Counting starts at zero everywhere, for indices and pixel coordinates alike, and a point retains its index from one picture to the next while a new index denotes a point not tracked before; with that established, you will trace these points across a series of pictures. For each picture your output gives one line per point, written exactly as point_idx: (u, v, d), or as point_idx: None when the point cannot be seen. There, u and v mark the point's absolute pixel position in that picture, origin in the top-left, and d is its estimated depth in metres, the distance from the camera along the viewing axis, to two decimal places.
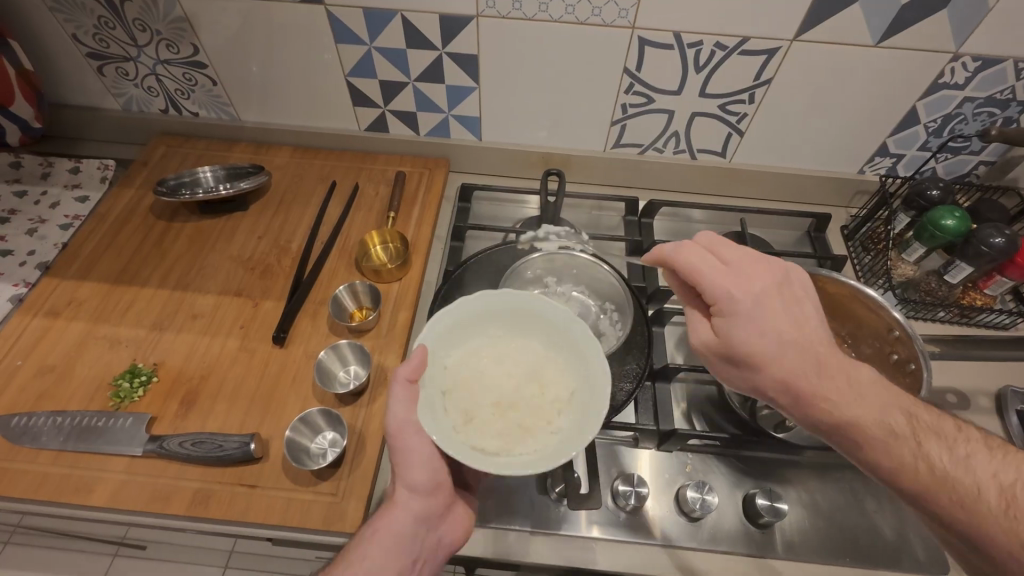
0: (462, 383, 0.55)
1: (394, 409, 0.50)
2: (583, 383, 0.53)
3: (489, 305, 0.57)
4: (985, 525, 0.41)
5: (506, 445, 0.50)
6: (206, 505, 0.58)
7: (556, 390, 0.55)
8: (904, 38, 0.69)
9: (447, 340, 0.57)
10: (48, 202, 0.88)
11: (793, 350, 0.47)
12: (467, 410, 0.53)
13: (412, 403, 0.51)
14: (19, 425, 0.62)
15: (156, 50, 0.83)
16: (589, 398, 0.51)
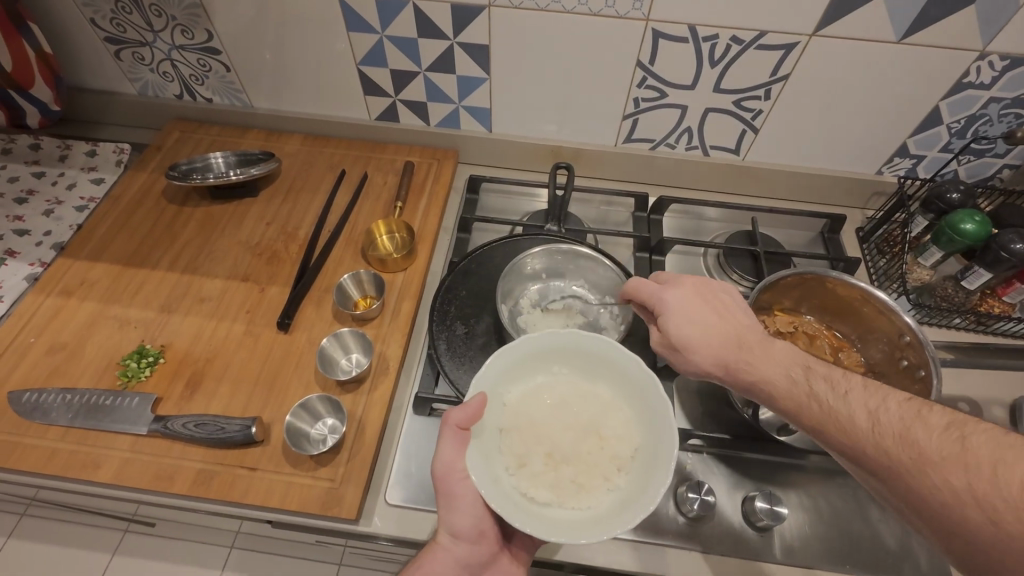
0: (522, 421, 0.58)
1: (443, 454, 0.51)
2: (647, 445, 0.54)
3: (556, 345, 0.59)
4: (963, 506, 0.37)
5: (559, 496, 0.52)
6: (208, 485, 0.59)
7: (615, 442, 0.56)
8: (929, 35, 0.67)
9: (509, 377, 0.59)
10: (65, 184, 0.89)
11: (732, 339, 0.54)
12: (523, 451, 0.55)
13: (461, 449, 0.52)
14: (31, 400, 0.64)
15: (171, 35, 0.84)
16: (650, 461, 0.52)
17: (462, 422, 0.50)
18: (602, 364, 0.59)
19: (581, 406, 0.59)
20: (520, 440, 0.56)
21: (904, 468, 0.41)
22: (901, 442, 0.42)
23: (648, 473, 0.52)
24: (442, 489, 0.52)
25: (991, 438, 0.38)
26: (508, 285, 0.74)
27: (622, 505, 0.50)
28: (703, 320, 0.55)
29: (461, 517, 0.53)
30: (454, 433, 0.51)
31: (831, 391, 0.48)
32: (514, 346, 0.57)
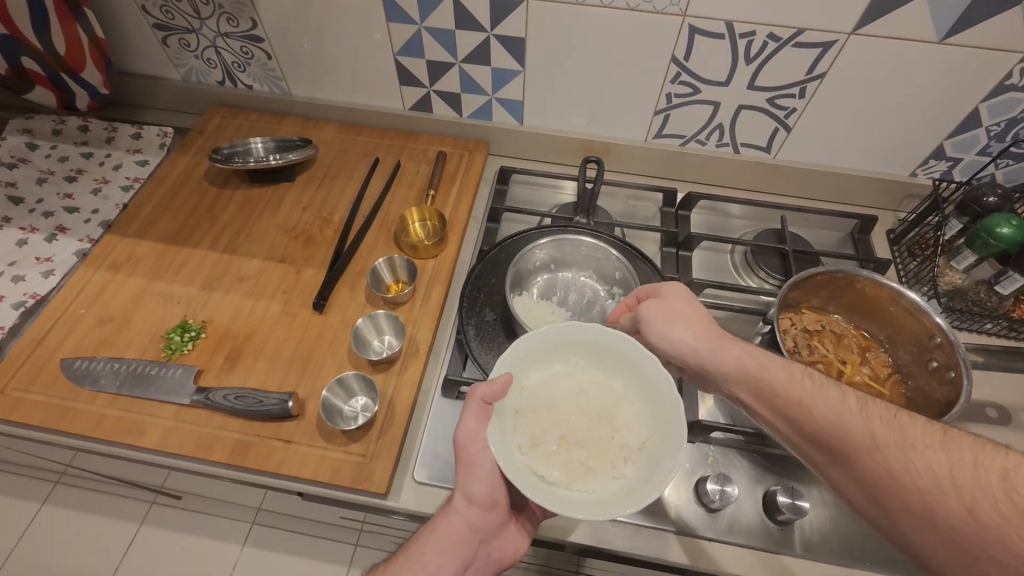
0: (536, 405, 0.58)
1: (465, 423, 0.53)
2: (657, 439, 0.54)
3: (575, 335, 0.60)
4: (942, 494, 0.39)
5: (567, 478, 0.53)
6: (246, 455, 0.62)
7: (625, 433, 0.56)
8: (972, 35, 0.66)
9: (527, 363, 0.60)
10: (111, 164, 0.93)
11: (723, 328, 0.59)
12: (538, 433, 0.56)
13: (481, 419, 0.53)
14: (81, 367, 0.67)
15: (217, 23, 0.87)
16: (657, 455, 0.52)
17: (486, 396, 0.52)
18: (618, 360, 0.60)
19: (595, 396, 0.59)
20: (533, 422, 0.57)
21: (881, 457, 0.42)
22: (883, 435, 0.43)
23: (654, 467, 0.51)
24: (461, 455, 0.55)
25: (974, 442, 0.40)
26: (519, 275, 0.77)
27: (626, 494, 0.50)
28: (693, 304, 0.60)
29: (477, 484, 0.55)
30: (478, 406, 0.52)
31: (810, 384, 0.49)
32: (535, 333, 0.58)
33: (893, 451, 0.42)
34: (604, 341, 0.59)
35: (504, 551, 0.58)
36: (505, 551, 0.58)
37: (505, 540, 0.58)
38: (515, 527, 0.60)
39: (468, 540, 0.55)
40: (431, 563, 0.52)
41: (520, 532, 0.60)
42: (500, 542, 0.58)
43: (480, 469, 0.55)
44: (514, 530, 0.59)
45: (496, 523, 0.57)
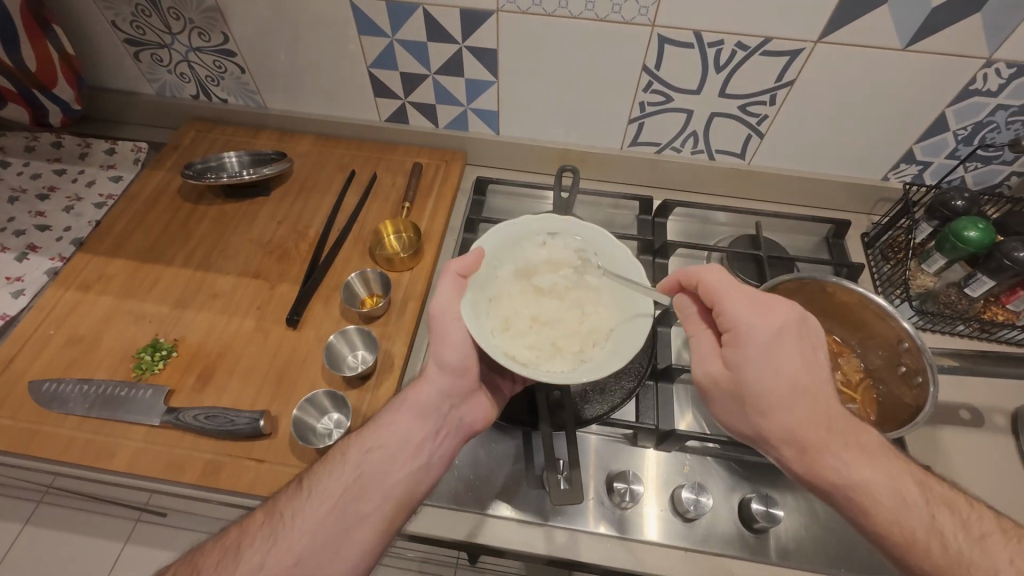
0: (512, 294, 0.63)
1: (439, 295, 0.59)
2: (622, 323, 0.60)
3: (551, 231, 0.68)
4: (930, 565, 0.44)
5: (536, 357, 0.58)
6: (217, 475, 0.61)
7: (596, 319, 0.62)
8: (935, 43, 0.67)
9: (505, 253, 0.66)
10: (84, 181, 0.92)
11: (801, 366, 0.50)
12: (511, 315, 0.61)
13: (455, 292, 0.59)
14: (50, 390, 0.66)
15: (189, 37, 0.86)
16: (622, 336, 0.58)
17: (461, 269, 0.59)
18: (593, 256, 0.66)
19: (570, 286, 0.65)
20: (508, 308, 0.62)
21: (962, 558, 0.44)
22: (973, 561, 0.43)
23: (620, 345, 0.57)
24: (435, 327, 0.59)
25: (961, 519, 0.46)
26: None
27: (592, 368, 0.55)
28: (797, 330, 0.51)
29: (449, 350, 0.58)
30: (453, 279, 0.59)
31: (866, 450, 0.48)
32: (513, 224, 0.67)
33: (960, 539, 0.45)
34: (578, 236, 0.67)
35: (475, 418, 0.61)
36: (476, 418, 0.61)
37: (472, 408, 0.61)
38: (485, 399, 0.63)
39: (438, 405, 0.58)
40: (403, 430, 0.56)
41: (490, 403, 0.63)
42: (471, 408, 0.61)
43: (453, 338, 0.58)
44: (484, 400, 0.63)
45: (466, 391, 0.60)
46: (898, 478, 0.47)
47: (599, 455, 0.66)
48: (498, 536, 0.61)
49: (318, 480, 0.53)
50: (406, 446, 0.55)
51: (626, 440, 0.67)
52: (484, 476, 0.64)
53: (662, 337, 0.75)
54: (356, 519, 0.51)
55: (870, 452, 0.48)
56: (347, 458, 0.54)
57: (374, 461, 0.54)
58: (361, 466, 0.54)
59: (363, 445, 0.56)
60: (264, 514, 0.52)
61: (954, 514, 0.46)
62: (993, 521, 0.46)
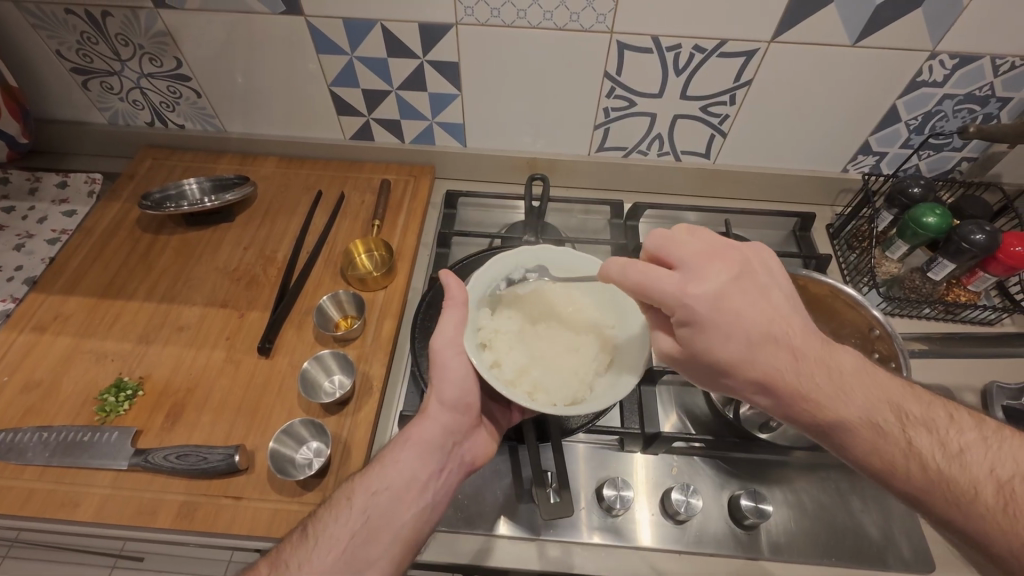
0: (507, 330, 0.63)
1: (444, 330, 0.57)
2: (621, 356, 0.61)
3: (547, 263, 0.67)
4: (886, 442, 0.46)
5: (533, 394, 0.58)
6: (192, 518, 0.58)
7: (594, 348, 0.63)
8: (881, 38, 0.70)
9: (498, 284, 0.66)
10: (35, 217, 0.88)
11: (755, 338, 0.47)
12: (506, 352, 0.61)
13: (458, 326, 0.57)
14: (5, 441, 0.63)
15: (139, 64, 0.83)
16: (622, 371, 0.58)
17: (462, 297, 0.58)
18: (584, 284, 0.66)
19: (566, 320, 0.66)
20: (502, 343, 0.62)
21: (943, 479, 0.44)
22: (952, 477, 0.43)
23: (622, 371, 0.58)
24: (435, 359, 0.58)
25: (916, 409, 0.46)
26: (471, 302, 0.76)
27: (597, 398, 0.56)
28: (737, 282, 0.47)
29: (449, 387, 0.57)
30: (457, 311, 0.58)
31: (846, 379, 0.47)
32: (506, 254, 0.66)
33: (938, 458, 0.44)
34: (568, 265, 0.66)
35: (477, 452, 0.59)
36: (476, 454, 0.59)
37: (473, 444, 0.59)
38: (485, 432, 0.61)
39: (443, 441, 0.56)
40: (408, 469, 0.54)
41: (489, 436, 0.61)
42: (471, 443, 0.59)
43: (452, 373, 0.57)
44: (483, 435, 0.61)
45: (468, 426, 0.59)
46: (874, 406, 0.46)
47: (588, 463, 0.65)
48: (492, 556, 0.60)
49: (325, 526, 0.51)
50: (412, 486, 0.54)
51: (613, 446, 0.67)
52: (472, 493, 0.63)
53: None
54: (366, 565, 0.50)
55: (842, 384, 0.47)
56: (353, 503, 0.53)
57: (382, 504, 0.53)
58: (369, 509, 0.52)
59: (368, 488, 0.54)
60: (269, 566, 0.49)
61: (932, 432, 0.45)
62: (975, 430, 0.46)
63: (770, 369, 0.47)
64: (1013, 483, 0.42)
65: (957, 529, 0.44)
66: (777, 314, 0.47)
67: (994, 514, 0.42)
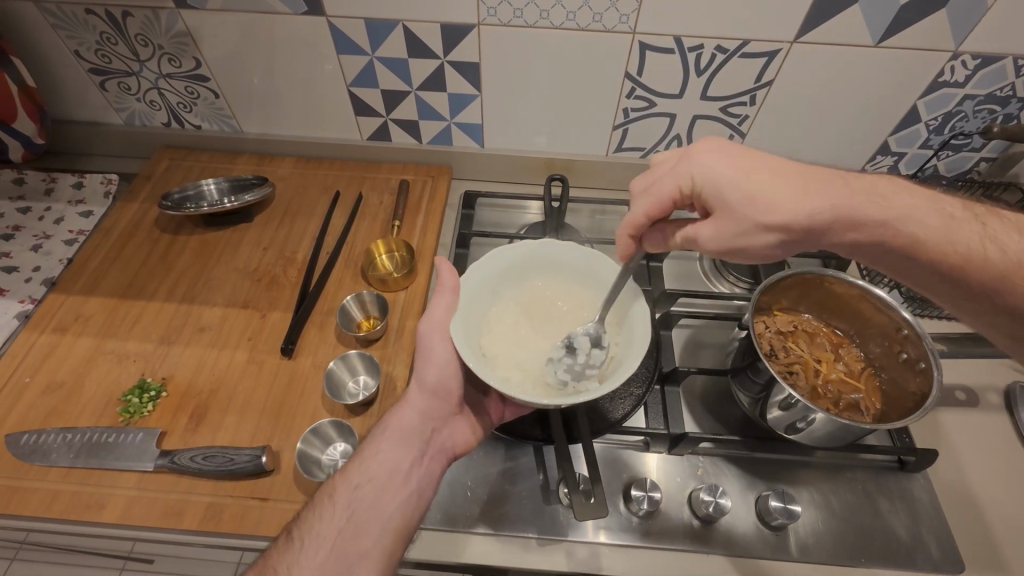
0: (505, 329, 0.65)
1: (432, 312, 0.61)
2: (619, 351, 0.59)
3: (553, 258, 0.66)
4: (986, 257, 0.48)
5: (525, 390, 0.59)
6: (219, 519, 0.58)
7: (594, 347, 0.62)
8: (904, 38, 0.70)
9: (501, 278, 0.66)
10: (52, 218, 0.88)
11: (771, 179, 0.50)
12: (503, 351, 0.62)
13: (449, 308, 0.60)
14: (29, 442, 0.62)
15: (158, 64, 0.83)
16: (616, 365, 0.57)
17: (453, 280, 0.61)
18: (588, 278, 0.65)
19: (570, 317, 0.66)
20: (501, 341, 0.64)
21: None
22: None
23: (614, 367, 0.57)
24: (423, 343, 0.61)
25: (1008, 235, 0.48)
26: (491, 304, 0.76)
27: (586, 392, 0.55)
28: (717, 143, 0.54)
29: (431, 370, 0.61)
30: (449, 293, 0.61)
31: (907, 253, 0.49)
32: (510, 248, 0.65)
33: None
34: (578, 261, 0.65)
35: (455, 438, 0.61)
36: (457, 442, 0.61)
37: (452, 433, 0.62)
38: (466, 422, 0.63)
39: (419, 429, 0.59)
40: (389, 460, 0.56)
41: (470, 427, 0.63)
42: (450, 432, 0.61)
43: (437, 356, 0.61)
44: (464, 424, 0.63)
45: (446, 412, 0.62)
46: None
47: (610, 465, 0.65)
48: (519, 557, 0.59)
49: (310, 527, 0.52)
50: (394, 476, 0.55)
51: (638, 446, 0.66)
52: (498, 494, 0.63)
53: (664, 340, 0.74)
54: (357, 559, 0.51)
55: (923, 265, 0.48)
56: (336, 499, 0.54)
57: (364, 497, 0.54)
58: (352, 506, 0.54)
59: (349, 483, 0.55)
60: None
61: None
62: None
63: (821, 206, 0.49)
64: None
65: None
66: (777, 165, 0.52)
67: None
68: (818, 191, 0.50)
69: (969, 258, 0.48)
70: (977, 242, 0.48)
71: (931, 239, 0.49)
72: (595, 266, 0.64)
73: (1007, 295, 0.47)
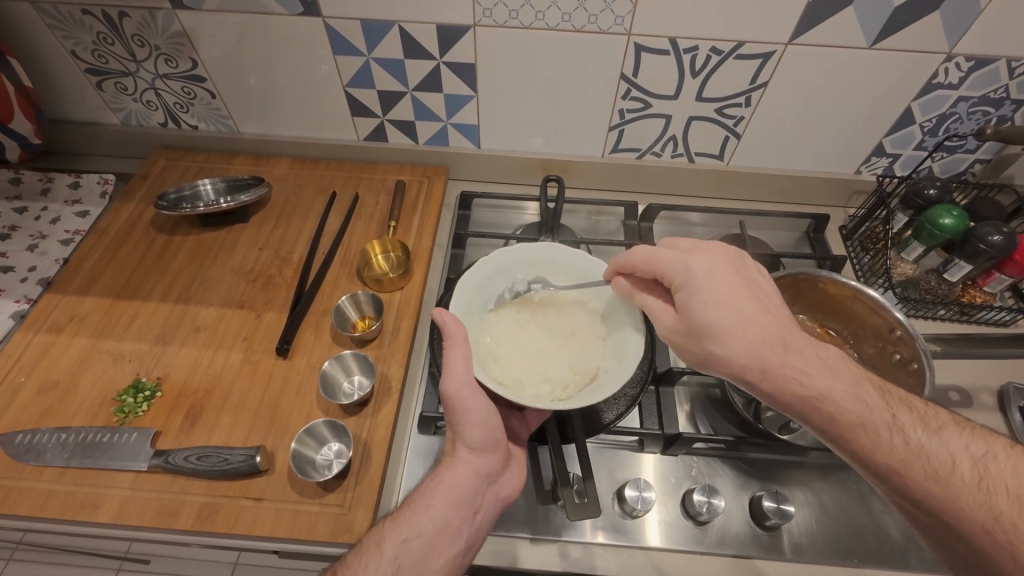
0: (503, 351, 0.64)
1: (452, 365, 0.55)
2: (613, 322, 0.65)
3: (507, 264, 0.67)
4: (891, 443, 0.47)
5: (559, 394, 0.60)
6: (213, 519, 0.58)
7: (585, 329, 0.66)
8: (898, 40, 0.70)
9: (473, 305, 0.65)
10: (48, 218, 0.88)
11: (746, 315, 0.52)
12: (514, 368, 0.63)
13: (468, 360, 0.56)
14: (24, 442, 0.62)
15: (155, 64, 0.83)
16: (620, 334, 0.63)
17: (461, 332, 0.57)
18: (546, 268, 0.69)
19: (545, 308, 0.69)
20: (504, 356, 0.64)
21: (922, 450, 0.45)
22: (931, 448, 0.45)
23: (623, 339, 0.62)
24: (453, 406, 0.56)
25: (959, 436, 0.46)
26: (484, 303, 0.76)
27: (613, 370, 0.60)
28: (729, 262, 0.55)
29: (475, 429, 0.56)
30: (461, 346, 0.56)
31: (824, 359, 0.52)
32: (466, 276, 0.65)
33: (919, 432, 0.46)
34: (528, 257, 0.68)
35: (511, 486, 0.58)
36: (512, 488, 0.58)
37: (507, 479, 0.58)
38: (516, 466, 0.61)
39: (476, 487, 0.55)
40: (440, 515, 0.53)
41: (519, 471, 0.61)
42: (505, 479, 0.58)
43: (477, 413, 0.56)
44: (517, 469, 0.60)
45: (500, 463, 0.58)
46: (859, 386, 0.50)
47: (604, 466, 0.65)
48: (512, 557, 0.60)
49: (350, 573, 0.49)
50: (443, 532, 0.52)
51: (632, 446, 0.67)
52: None
53: (659, 340, 0.74)
54: None
55: (829, 364, 0.51)
56: (384, 549, 0.51)
57: (411, 551, 0.51)
58: (398, 559, 0.50)
59: (398, 534, 0.52)
60: None
61: (914, 413, 0.48)
62: (945, 419, 0.48)
63: (761, 359, 0.51)
64: (988, 461, 0.43)
65: (933, 507, 0.44)
66: (758, 300, 0.54)
67: (971, 487, 0.43)
68: (783, 343, 0.51)
69: (879, 446, 0.47)
70: (886, 431, 0.47)
71: (840, 414, 0.49)
72: (548, 256, 0.68)
73: (904, 482, 0.46)
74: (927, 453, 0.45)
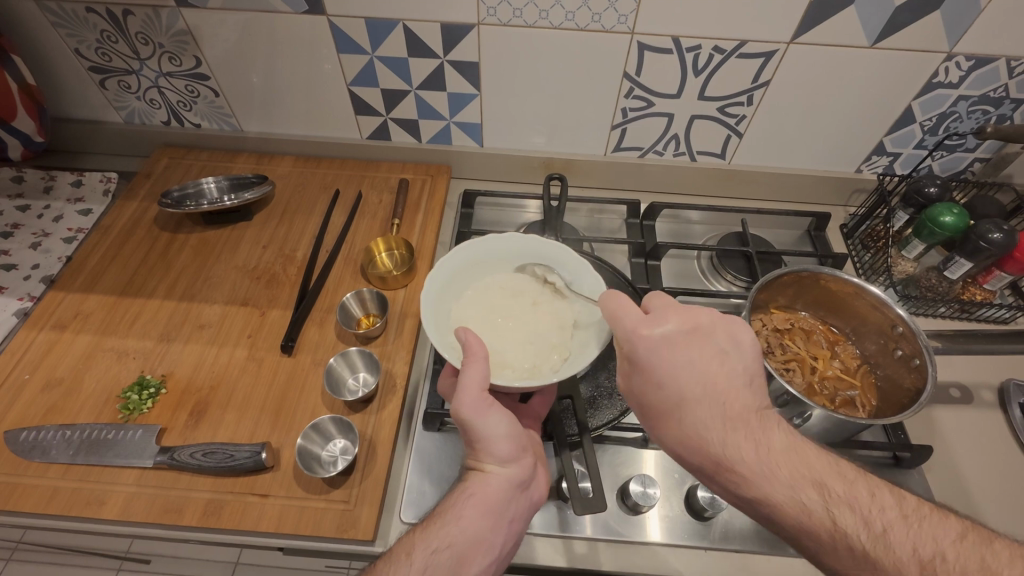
0: (500, 347, 0.63)
1: (467, 383, 0.53)
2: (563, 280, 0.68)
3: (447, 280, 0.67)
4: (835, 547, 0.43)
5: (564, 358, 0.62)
6: (219, 515, 0.58)
7: (543, 297, 0.68)
8: (900, 40, 0.71)
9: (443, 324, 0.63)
10: (51, 216, 0.88)
11: (695, 396, 0.51)
12: (516, 355, 0.62)
13: (484, 378, 0.54)
14: (29, 439, 0.62)
15: (158, 62, 0.84)
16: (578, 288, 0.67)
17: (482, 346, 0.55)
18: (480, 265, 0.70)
19: (503, 289, 0.69)
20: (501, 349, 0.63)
21: (870, 560, 0.42)
22: (878, 553, 0.42)
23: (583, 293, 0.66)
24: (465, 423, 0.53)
25: (903, 533, 0.42)
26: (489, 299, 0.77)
27: (591, 322, 0.64)
28: (686, 336, 0.53)
29: (499, 443, 0.53)
30: (479, 360, 0.55)
31: (779, 442, 0.49)
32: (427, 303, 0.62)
33: (863, 537, 0.43)
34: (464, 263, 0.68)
35: (540, 492, 0.56)
36: (540, 493, 0.56)
37: (536, 486, 0.56)
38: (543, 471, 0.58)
39: (509, 497, 0.52)
40: (471, 527, 0.51)
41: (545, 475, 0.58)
42: (535, 486, 0.56)
43: (502, 423, 0.53)
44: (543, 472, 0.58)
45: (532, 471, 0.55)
46: (798, 485, 0.46)
47: (609, 461, 0.66)
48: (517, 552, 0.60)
49: None
50: (475, 543, 0.50)
51: (636, 441, 0.66)
52: None
53: None
54: None
55: (767, 457, 0.47)
56: (412, 559, 0.49)
57: (441, 563, 0.49)
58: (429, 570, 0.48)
59: (427, 545, 0.50)
60: None
61: (855, 511, 0.44)
62: (897, 508, 0.44)
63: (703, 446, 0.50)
64: (935, 563, 0.40)
65: None
66: (711, 375, 0.51)
67: None
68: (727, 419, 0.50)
69: (826, 547, 0.44)
70: (829, 535, 0.44)
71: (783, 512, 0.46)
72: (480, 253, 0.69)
73: None
74: (874, 561, 0.42)
